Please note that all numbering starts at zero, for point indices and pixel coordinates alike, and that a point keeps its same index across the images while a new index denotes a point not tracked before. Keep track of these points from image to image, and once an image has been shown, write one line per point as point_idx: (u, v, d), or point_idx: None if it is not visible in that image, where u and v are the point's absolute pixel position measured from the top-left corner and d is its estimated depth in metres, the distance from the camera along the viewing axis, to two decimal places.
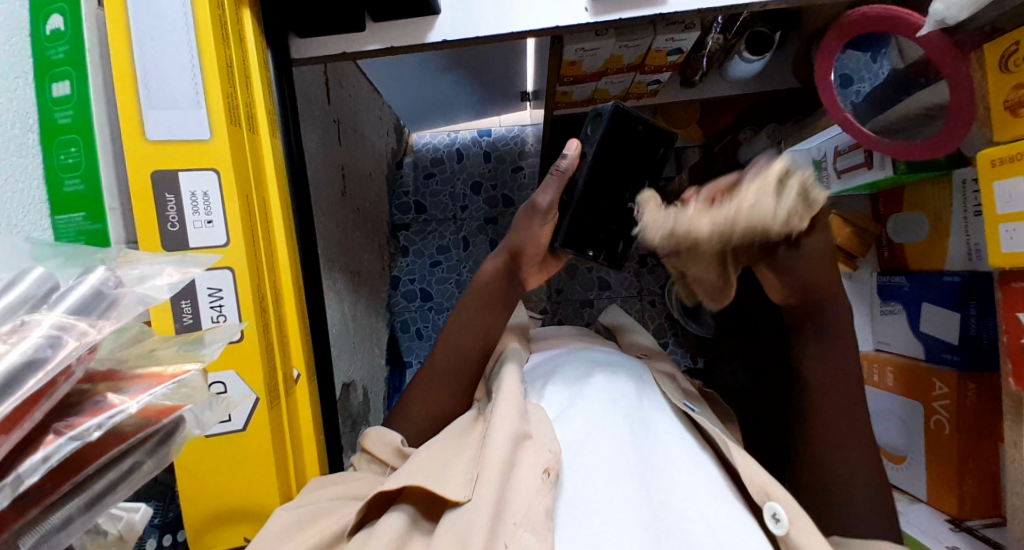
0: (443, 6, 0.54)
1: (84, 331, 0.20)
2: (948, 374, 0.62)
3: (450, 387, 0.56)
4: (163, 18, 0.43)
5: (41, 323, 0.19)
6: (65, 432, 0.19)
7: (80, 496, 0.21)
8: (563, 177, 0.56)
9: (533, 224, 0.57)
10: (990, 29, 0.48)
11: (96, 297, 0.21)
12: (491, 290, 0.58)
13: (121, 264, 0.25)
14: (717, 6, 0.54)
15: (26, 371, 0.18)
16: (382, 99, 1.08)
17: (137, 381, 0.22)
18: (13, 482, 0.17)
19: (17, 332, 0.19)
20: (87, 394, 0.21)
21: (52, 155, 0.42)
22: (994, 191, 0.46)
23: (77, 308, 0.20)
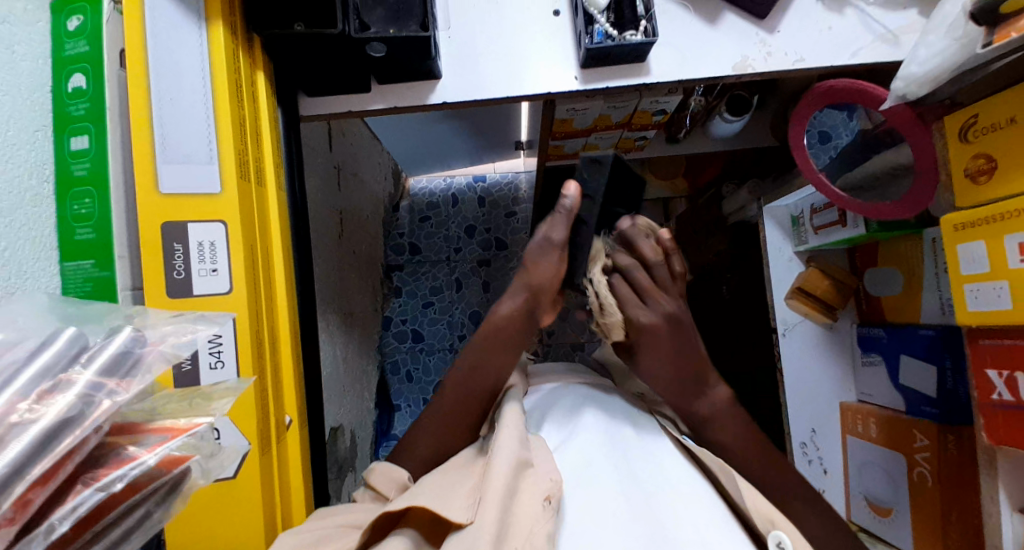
0: (444, 72, 0.59)
1: (113, 389, 0.22)
2: (927, 426, 0.65)
3: (437, 423, 0.56)
4: (182, 81, 0.46)
5: (77, 383, 0.21)
6: (92, 483, 0.20)
7: (99, 543, 0.22)
8: (568, 215, 0.56)
9: (548, 259, 0.57)
10: (950, 102, 0.51)
11: (124, 357, 0.23)
12: (506, 331, 0.58)
13: (143, 324, 0.26)
14: (696, 78, 0.59)
15: (62, 429, 0.20)
16: (380, 146, 1.12)
17: (154, 433, 0.23)
18: (45, 530, 0.19)
19: (57, 392, 0.21)
20: (108, 446, 0.22)
21: (66, 206, 0.43)
22: (959, 253, 0.49)
23: (106, 368, 0.22)
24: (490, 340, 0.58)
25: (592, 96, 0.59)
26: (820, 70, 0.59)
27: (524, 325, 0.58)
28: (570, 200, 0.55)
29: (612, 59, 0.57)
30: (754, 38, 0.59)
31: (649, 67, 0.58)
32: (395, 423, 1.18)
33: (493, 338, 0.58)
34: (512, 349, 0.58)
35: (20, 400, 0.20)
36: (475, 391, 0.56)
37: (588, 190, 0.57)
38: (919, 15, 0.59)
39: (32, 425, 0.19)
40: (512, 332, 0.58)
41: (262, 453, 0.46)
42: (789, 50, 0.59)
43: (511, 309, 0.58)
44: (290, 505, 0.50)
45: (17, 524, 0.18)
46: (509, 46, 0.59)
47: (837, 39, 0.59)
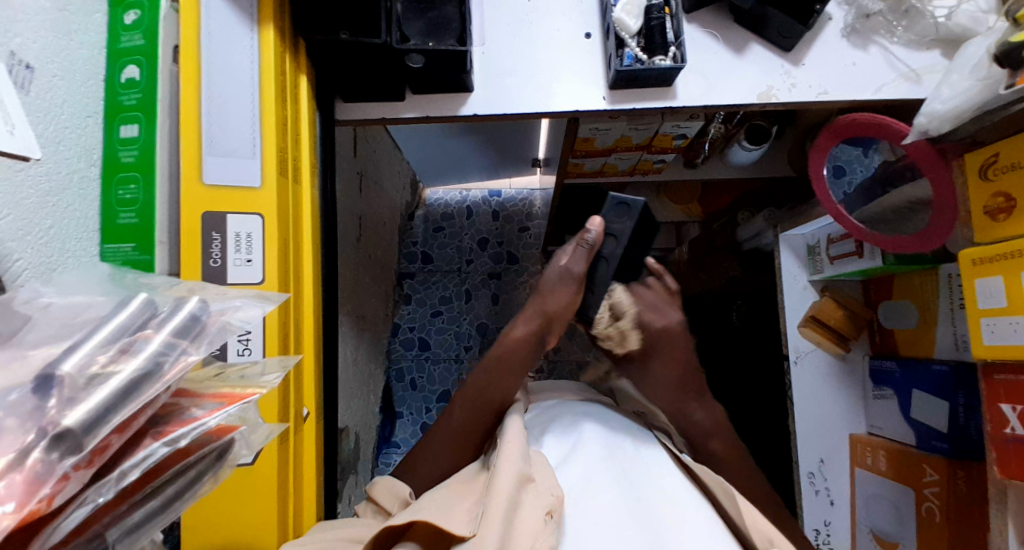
0: (476, 85, 0.61)
1: (184, 351, 0.23)
2: (937, 460, 0.65)
3: (442, 443, 0.56)
4: (233, 79, 0.49)
5: (154, 341, 0.22)
6: (160, 437, 0.22)
7: (155, 498, 0.23)
8: (589, 249, 0.60)
9: (567, 289, 0.60)
10: (971, 141, 0.53)
11: (192, 323, 0.24)
12: (514, 355, 0.60)
13: (213, 295, 0.28)
14: (722, 103, 0.60)
15: (143, 381, 0.21)
16: (402, 156, 1.14)
17: (211, 399, 0.25)
18: (117, 477, 0.20)
19: (135, 348, 0.22)
20: (174, 408, 0.24)
21: (110, 191, 0.45)
22: (977, 287, 0.49)
23: (178, 331, 0.23)
24: (498, 362, 0.59)
25: (618, 115, 0.61)
26: (844, 103, 0.61)
27: (530, 355, 0.61)
28: (593, 235, 0.60)
29: (640, 81, 0.59)
30: (779, 70, 0.60)
31: (675, 91, 0.60)
32: (397, 430, 1.18)
33: (502, 361, 0.59)
34: (515, 371, 0.59)
35: (100, 352, 0.21)
36: (484, 403, 0.57)
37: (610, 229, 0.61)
38: (942, 56, 0.60)
39: (114, 377, 0.20)
40: (519, 354, 0.60)
41: (280, 444, 0.47)
42: (812, 83, 0.60)
43: (524, 332, 0.61)
44: (302, 502, 0.51)
45: (93, 467, 0.20)
46: (540, 65, 0.61)
47: (862, 74, 0.60)
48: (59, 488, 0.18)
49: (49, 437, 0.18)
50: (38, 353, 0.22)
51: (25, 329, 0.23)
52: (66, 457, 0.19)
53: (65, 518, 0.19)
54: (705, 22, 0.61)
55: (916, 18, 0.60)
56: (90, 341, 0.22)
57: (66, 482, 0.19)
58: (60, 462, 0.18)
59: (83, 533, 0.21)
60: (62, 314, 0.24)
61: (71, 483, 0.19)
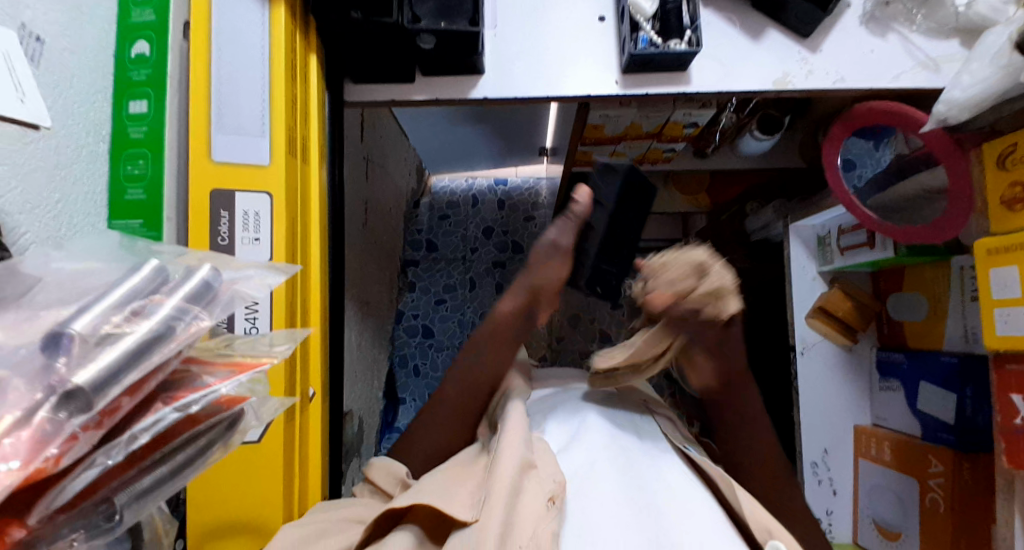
0: (486, 68, 0.60)
1: (195, 318, 0.23)
2: (943, 451, 0.64)
3: (431, 423, 0.56)
4: (243, 56, 0.48)
5: (165, 305, 0.22)
6: (171, 403, 0.22)
7: (165, 465, 0.23)
8: (577, 221, 0.59)
9: (552, 263, 0.59)
10: (990, 130, 0.51)
11: (205, 289, 0.24)
12: (502, 327, 0.60)
13: (223, 264, 0.28)
14: (735, 90, 0.59)
15: (154, 344, 0.21)
16: (408, 143, 1.13)
17: (221, 368, 0.25)
18: (128, 439, 0.20)
19: (147, 312, 0.22)
20: (186, 374, 0.24)
21: (119, 166, 0.45)
22: (990, 276, 0.49)
23: (190, 297, 0.23)
24: (487, 337, 0.59)
25: (630, 100, 0.60)
26: (860, 90, 0.60)
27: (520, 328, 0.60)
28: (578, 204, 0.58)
29: (653, 66, 0.58)
30: (795, 56, 0.59)
31: (689, 76, 0.59)
32: (400, 416, 1.19)
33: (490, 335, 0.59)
34: (507, 343, 0.60)
35: (113, 314, 0.21)
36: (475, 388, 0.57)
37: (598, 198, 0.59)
38: (962, 45, 0.59)
39: (125, 338, 0.20)
40: (506, 327, 0.60)
41: (286, 421, 0.47)
42: (828, 70, 0.59)
43: (513, 307, 0.60)
44: (307, 479, 0.51)
45: (102, 429, 0.20)
46: (552, 49, 0.60)
47: (879, 62, 0.59)
48: (67, 448, 0.19)
49: (59, 395, 0.19)
50: (49, 315, 0.22)
51: (36, 291, 0.23)
52: (74, 415, 0.19)
53: (72, 479, 0.19)
54: (721, 6, 0.60)
55: (936, 7, 0.58)
56: (101, 305, 0.21)
57: (74, 441, 0.19)
58: (68, 421, 0.19)
59: (91, 496, 0.21)
60: (77, 278, 0.24)
61: (79, 444, 0.19)
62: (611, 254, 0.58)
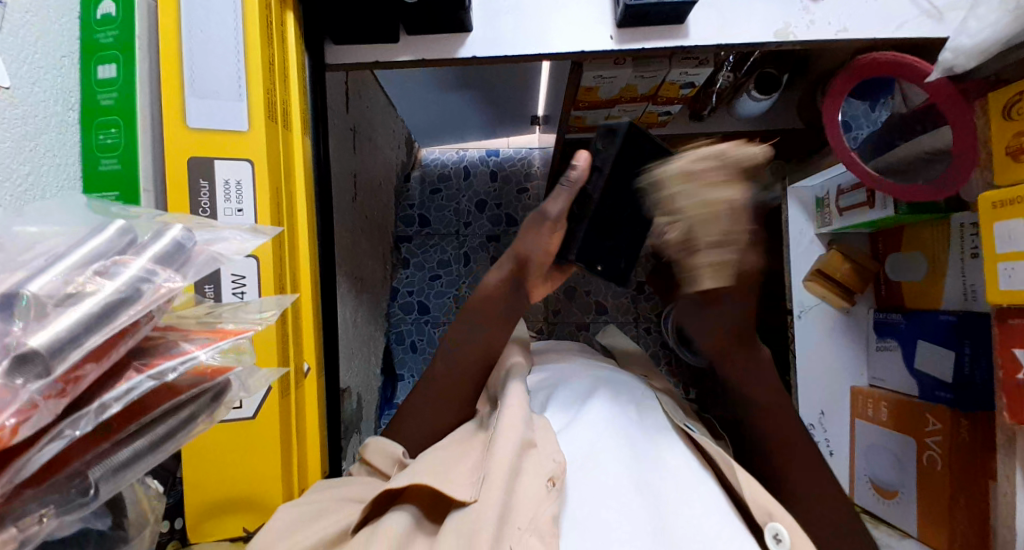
0: (474, 25, 0.57)
1: (164, 279, 0.21)
2: (941, 411, 0.64)
3: (421, 406, 0.55)
4: (213, 11, 0.45)
5: (132, 266, 0.21)
6: (144, 371, 0.21)
7: (145, 436, 0.22)
8: (569, 188, 0.56)
9: (541, 231, 0.58)
10: (994, 79, 0.50)
11: (177, 249, 0.23)
12: (490, 304, 0.58)
13: (199, 226, 0.26)
14: (735, 43, 0.57)
15: (122, 305, 0.20)
16: (396, 114, 1.10)
17: (200, 334, 0.24)
18: (98, 409, 0.19)
19: (111, 272, 0.20)
20: (158, 340, 0.23)
21: (90, 136, 0.43)
22: (995, 230, 0.48)
23: (160, 258, 0.22)
24: (478, 309, 0.58)
25: (625, 56, 0.58)
26: (864, 41, 0.57)
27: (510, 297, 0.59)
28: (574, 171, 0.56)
29: (649, 18, 0.55)
30: (796, 5, 0.57)
31: (687, 30, 0.56)
32: (398, 392, 1.19)
33: (479, 307, 0.58)
34: (498, 319, 0.58)
35: (76, 274, 0.20)
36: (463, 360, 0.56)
37: (597, 162, 0.57)
38: None
39: (88, 299, 0.19)
40: (495, 301, 0.58)
41: (281, 396, 0.46)
42: (831, 19, 0.57)
43: (498, 279, 0.59)
44: (305, 454, 0.50)
45: (66, 398, 0.18)
46: (542, 2, 0.57)
47: (883, 10, 0.57)
48: (25, 419, 0.17)
49: (12, 358, 0.17)
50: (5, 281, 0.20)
51: None
52: (32, 381, 0.17)
53: (37, 451, 0.18)
54: None
55: None
56: (65, 261, 0.20)
57: (34, 411, 0.17)
58: (25, 387, 0.17)
59: (62, 470, 0.20)
60: (39, 242, 0.22)
61: (39, 413, 0.17)
62: (604, 230, 0.57)
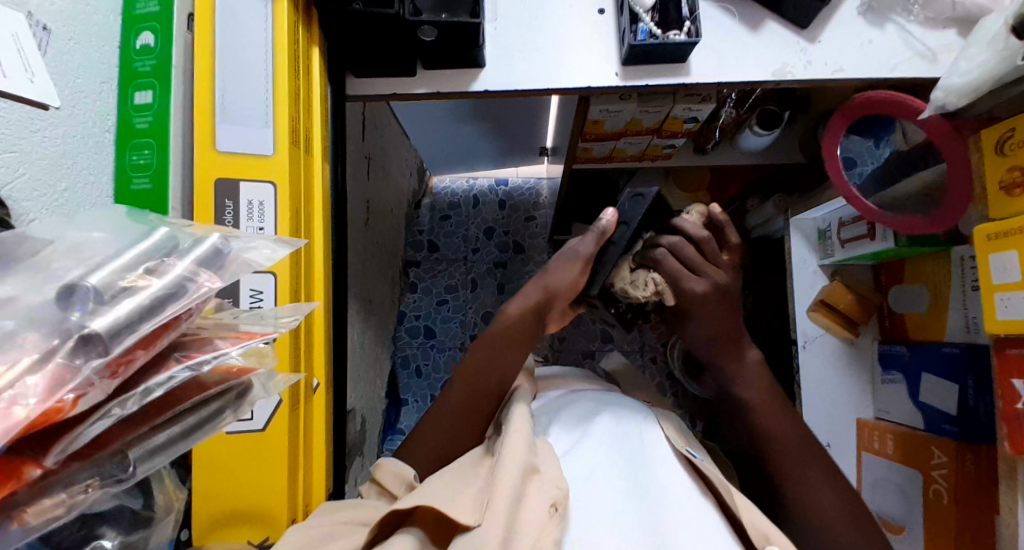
0: (487, 61, 0.60)
1: (205, 279, 0.23)
2: (945, 442, 0.64)
3: (443, 423, 0.56)
4: (246, 47, 0.49)
5: (175, 269, 0.23)
6: (184, 360, 0.22)
7: (177, 424, 0.23)
8: (600, 234, 0.61)
9: (572, 267, 0.61)
10: (988, 116, 0.52)
11: (215, 254, 0.24)
12: (516, 330, 0.59)
13: (233, 234, 0.27)
14: (734, 81, 0.60)
15: (169, 299, 0.22)
16: (410, 143, 1.14)
17: (232, 335, 0.26)
18: (142, 392, 0.21)
19: (159, 272, 0.22)
20: (197, 338, 0.24)
21: (124, 156, 0.46)
22: (990, 263, 0.49)
23: (201, 261, 0.24)
24: (500, 338, 0.59)
25: (629, 92, 0.61)
26: (860, 81, 0.60)
27: (531, 329, 0.60)
28: (607, 222, 0.60)
29: (653, 58, 0.58)
30: (795, 46, 0.60)
31: (689, 67, 0.59)
32: (402, 418, 1.19)
33: (500, 336, 0.59)
34: (518, 346, 0.59)
35: (127, 274, 0.22)
36: (475, 381, 0.57)
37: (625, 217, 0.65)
38: (958, 35, 0.59)
39: (141, 292, 0.21)
40: (517, 328, 0.59)
41: (291, 409, 0.47)
42: (827, 60, 0.60)
43: (522, 307, 0.60)
44: (311, 469, 0.51)
45: (117, 379, 0.20)
46: (552, 42, 0.60)
47: (877, 52, 0.59)
48: (82, 394, 0.19)
49: (77, 339, 0.19)
50: (63, 276, 0.22)
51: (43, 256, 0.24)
52: (91, 361, 0.19)
53: (85, 428, 0.19)
54: None
55: None
56: (117, 261, 0.22)
57: (90, 388, 0.19)
58: (84, 366, 0.19)
59: (106, 447, 0.21)
60: (86, 245, 0.24)
61: (94, 391, 0.19)
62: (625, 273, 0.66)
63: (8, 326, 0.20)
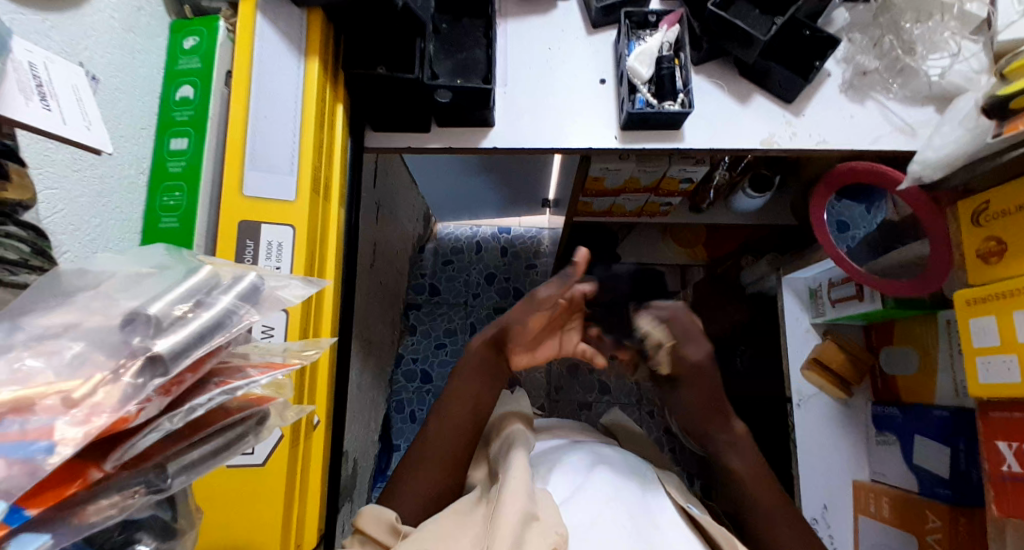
0: (497, 121, 0.65)
1: (245, 314, 0.25)
2: (938, 506, 0.65)
3: (428, 455, 0.56)
4: (277, 103, 0.53)
5: (220, 303, 0.25)
6: (221, 385, 0.24)
7: (209, 443, 0.25)
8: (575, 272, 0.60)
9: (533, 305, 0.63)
10: (964, 189, 0.55)
11: (255, 290, 0.26)
12: (477, 360, 0.62)
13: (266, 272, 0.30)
14: (727, 148, 0.64)
15: (216, 330, 0.23)
16: (417, 190, 1.19)
17: (260, 365, 0.27)
18: (187, 410, 0.22)
19: (206, 305, 0.24)
20: (232, 366, 0.26)
21: (155, 197, 0.49)
22: (971, 326, 0.51)
23: (242, 297, 0.26)
24: (462, 368, 0.62)
25: (628, 154, 0.65)
26: (844, 151, 0.65)
27: (493, 359, 0.63)
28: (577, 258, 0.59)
29: (649, 124, 0.63)
30: (781, 119, 0.65)
31: (683, 134, 0.64)
32: (393, 464, 1.17)
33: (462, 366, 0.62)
34: (485, 376, 0.62)
35: (180, 304, 0.24)
36: (452, 411, 0.59)
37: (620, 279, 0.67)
38: (936, 112, 0.64)
39: (193, 321, 0.23)
40: (480, 359, 0.62)
41: (291, 445, 0.48)
42: (813, 132, 0.65)
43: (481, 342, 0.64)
44: (307, 509, 0.51)
45: (169, 397, 0.22)
46: (556, 106, 0.65)
47: (859, 126, 0.64)
48: (142, 407, 0.20)
49: (145, 359, 0.21)
50: (118, 304, 0.24)
51: (97, 286, 0.26)
52: (154, 380, 0.21)
53: (138, 439, 0.21)
54: (712, 73, 0.66)
55: (911, 77, 0.64)
56: (171, 293, 0.25)
57: (148, 403, 0.21)
58: (146, 384, 0.21)
59: (149, 460, 0.23)
60: (138, 277, 0.27)
61: (151, 406, 0.21)
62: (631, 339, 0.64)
63: (77, 348, 0.22)
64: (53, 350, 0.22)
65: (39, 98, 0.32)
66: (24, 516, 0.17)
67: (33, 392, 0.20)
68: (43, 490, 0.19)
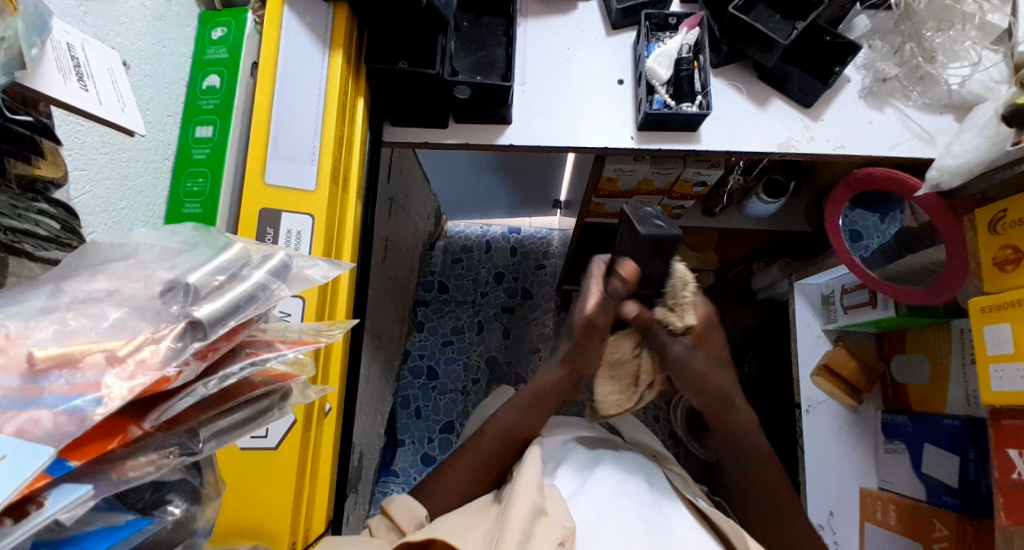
0: (513, 118, 0.66)
1: (275, 288, 0.26)
2: (947, 515, 0.66)
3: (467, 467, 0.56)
4: (300, 94, 0.54)
5: (252, 277, 0.25)
6: (251, 356, 0.25)
7: (239, 412, 0.26)
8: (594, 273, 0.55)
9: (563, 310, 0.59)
10: (982, 197, 0.55)
11: (285, 266, 0.27)
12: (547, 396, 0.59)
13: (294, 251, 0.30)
14: (743, 151, 0.64)
15: (249, 301, 0.24)
16: (431, 188, 1.19)
17: (287, 342, 0.28)
18: (221, 377, 0.23)
19: (239, 277, 0.25)
20: (261, 340, 0.27)
21: (179, 182, 0.51)
22: (985, 333, 0.51)
23: (273, 272, 0.26)
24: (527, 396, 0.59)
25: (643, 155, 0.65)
26: (861, 157, 0.64)
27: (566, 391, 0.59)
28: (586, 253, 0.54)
29: (665, 126, 0.63)
30: (798, 123, 0.65)
31: (700, 136, 0.64)
32: (397, 459, 1.17)
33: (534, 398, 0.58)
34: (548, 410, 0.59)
35: (215, 277, 0.25)
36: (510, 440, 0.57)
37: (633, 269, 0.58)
38: (954, 121, 0.64)
39: (229, 291, 0.24)
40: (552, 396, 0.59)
41: (304, 429, 0.49)
42: (830, 137, 0.64)
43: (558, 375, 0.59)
44: (316, 494, 0.52)
45: (205, 362, 0.23)
46: (573, 106, 0.66)
47: (877, 132, 0.64)
48: (182, 369, 0.21)
49: (185, 325, 0.22)
50: (153, 276, 0.26)
51: (132, 259, 0.27)
52: (193, 343, 0.22)
53: (174, 401, 0.22)
54: (730, 77, 0.66)
55: (930, 85, 0.64)
56: (206, 267, 0.26)
57: (187, 366, 0.22)
58: (184, 348, 0.22)
59: (182, 424, 0.24)
60: (171, 253, 0.28)
61: (190, 369, 0.22)
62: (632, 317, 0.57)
63: (115, 315, 0.23)
64: (94, 316, 0.23)
65: (77, 78, 0.33)
66: (69, 466, 0.18)
67: (78, 349, 0.21)
68: (86, 442, 0.19)
